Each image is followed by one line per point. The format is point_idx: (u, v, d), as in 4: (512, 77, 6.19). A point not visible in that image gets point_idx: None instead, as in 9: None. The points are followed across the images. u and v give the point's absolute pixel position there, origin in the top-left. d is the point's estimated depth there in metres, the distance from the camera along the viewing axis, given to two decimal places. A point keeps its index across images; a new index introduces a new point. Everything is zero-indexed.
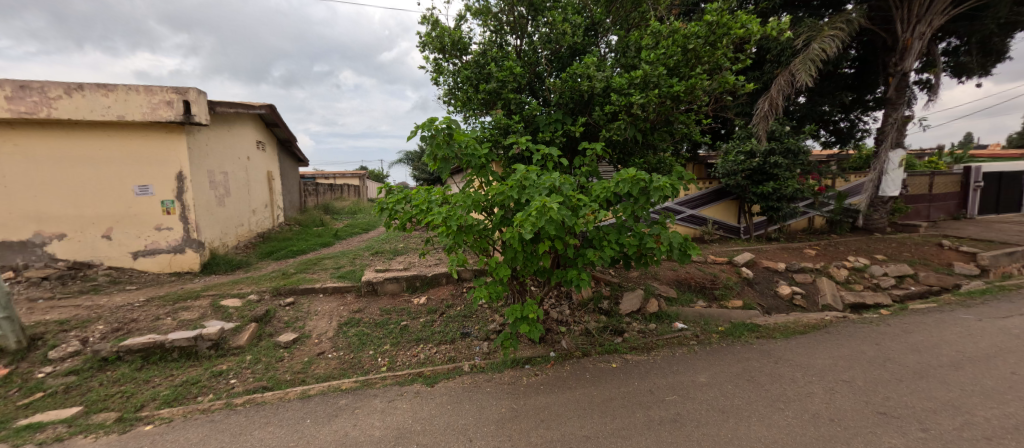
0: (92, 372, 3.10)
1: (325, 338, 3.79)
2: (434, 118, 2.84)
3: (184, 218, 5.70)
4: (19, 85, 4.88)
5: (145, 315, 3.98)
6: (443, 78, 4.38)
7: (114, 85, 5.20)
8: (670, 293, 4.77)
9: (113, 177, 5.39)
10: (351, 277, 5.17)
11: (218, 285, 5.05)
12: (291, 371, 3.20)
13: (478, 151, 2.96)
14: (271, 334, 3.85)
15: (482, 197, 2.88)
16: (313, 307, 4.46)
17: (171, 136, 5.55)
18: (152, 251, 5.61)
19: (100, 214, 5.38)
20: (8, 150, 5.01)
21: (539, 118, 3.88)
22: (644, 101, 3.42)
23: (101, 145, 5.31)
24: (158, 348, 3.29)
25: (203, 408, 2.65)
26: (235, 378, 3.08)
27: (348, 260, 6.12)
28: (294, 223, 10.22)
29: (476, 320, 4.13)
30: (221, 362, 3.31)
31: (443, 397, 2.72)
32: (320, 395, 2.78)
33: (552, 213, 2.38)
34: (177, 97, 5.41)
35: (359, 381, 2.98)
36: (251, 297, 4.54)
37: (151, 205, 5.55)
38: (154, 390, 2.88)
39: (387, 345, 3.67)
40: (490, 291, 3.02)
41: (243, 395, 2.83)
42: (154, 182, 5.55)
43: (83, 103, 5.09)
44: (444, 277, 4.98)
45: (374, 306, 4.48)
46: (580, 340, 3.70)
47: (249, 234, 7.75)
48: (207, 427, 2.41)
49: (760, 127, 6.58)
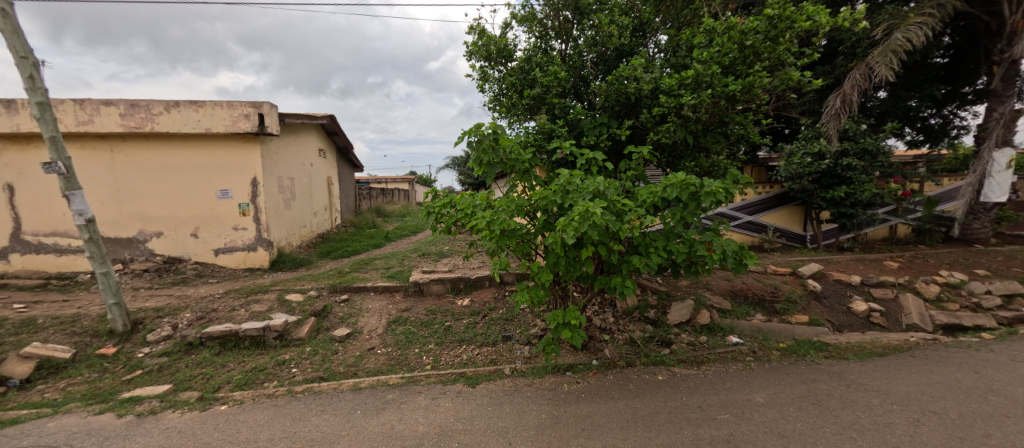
0: (180, 354, 3.54)
1: (376, 334, 4.02)
2: (479, 124, 2.92)
3: (257, 219, 6.30)
4: (130, 104, 5.71)
5: (222, 306, 4.43)
6: (488, 85, 4.49)
7: (202, 101, 5.90)
8: (723, 305, 4.47)
9: (201, 183, 6.11)
10: (400, 277, 5.42)
11: (284, 281, 5.51)
12: (345, 364, 3.43)
13: (523, 156, 3.00)
14: (327, 328, 4.13)
15: (526, 201, 2.92)
16: (365, 304, 4.73)
17: (248, 145, 6.18)
18: (230, 248, 6.26)
19: (190, 215, 6.12)
20: (122, 160, 5.88)
21: (584, 122, 3.81)
22: (695, 102, 3.26)
23: (192, 154, 6.05)
24: (233, 336, 3.68)
25: (269, 393, 2.91)
26: (296, 367, 3.36)
27: (398, 261, 6.44)
28: (350, 225, 10.90)
29: (518, 323, 4.15)
30: (285, 352, 3.63)
31: (484, 398, 2.76)
32: (370, 388, 2.94)
33: (595, 218, 2.35)
34: (253, 110, 6.02)
35: (405, 378, 3.11)
36: (311, 293, 4.91)
37: (230, 207, 6.21)
38: (229, 374, 3.22)
39: (432, 344, 3.81)
40: (532, 296, 3.02)
41: (302, 383, 3.07)
42: (233, 187, 6.20)
43: (179, 117, 5.83)
44: (487, 280, 5.06)
45: (420, 306, 4.66)
46: (625, 349, 3.58)
47: (312, 235, 8.42)
48: (272, 410, 2.64)
49: (830, 127, 5.96)
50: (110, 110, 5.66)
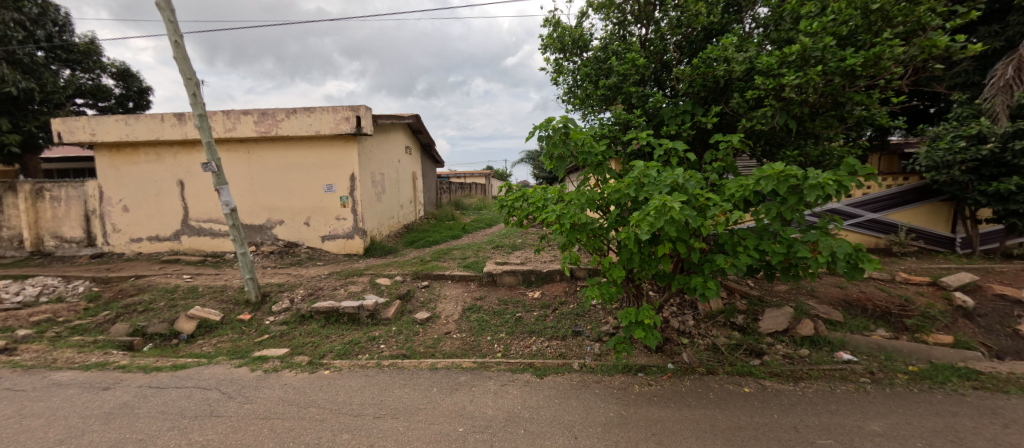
0: (296, 323, 4.19)
1: (452, 320, 4.30)
2: (551, 118, 2.91)
3: (354, 210, 7.12)
4: (261, 113, 6.84)
5: (327, 285, 5.13)
6: (563, 78, 4.44)
7: (313, 108, 6.82)
8: (831, 315, 3.87)
9: (312, 179, 7.09)
10: (475, 267, 5.70)
11: (375, 266, 6.15)
12: (424, 345, 3.74)
13: (595, 148, 2.92)
14: (410, 311, 4.53)
15: (598, 195, 2.85)
16: (442, 291, 5.08)
17: (347, 145, 6.98)
18: (333, 235, 7.18)
19: (304, 206, 7.15)
20: (255, 160, 7.09)
21: (664, 111, 3.57)
22: (801, 81, 2.83)
23: (305, 154, 7.04)
24: (335, 312, 4.24)
25: (362, 363, 3.30)
26: (384, 344, 3.76)
27: (473, 252, 6.77)
28: (431, 217, 11.72)
29: (588, 319, 4.09)
30: (376, 329, 4.08)
31: (551, 390, 2.79)
32: (445, 369, 3.17)
33: (672, 213, 2.21)
34: (352, 114, 6.78)
35: (477, 362, 3.28)
36: (397, 278, 5.42)
37: (334, 200, 7.11)
38: (331, 344, 3.73)
39: (503, 333, 3.95)
40: (603, 292, 2.95)
41: (388, 359, 3.43)
42: (336, 182, 7.08)
43: (296, 122, 6.82)
44: (558, 274, 5.06)
45: (492, 296, 4.86)
46: (706, 356, 3.31)
47: (399, 226, 9.25)
48: (364, 379, 3.00)
49: (998, 101, 4.74)
50: (247, 118, 6.84)
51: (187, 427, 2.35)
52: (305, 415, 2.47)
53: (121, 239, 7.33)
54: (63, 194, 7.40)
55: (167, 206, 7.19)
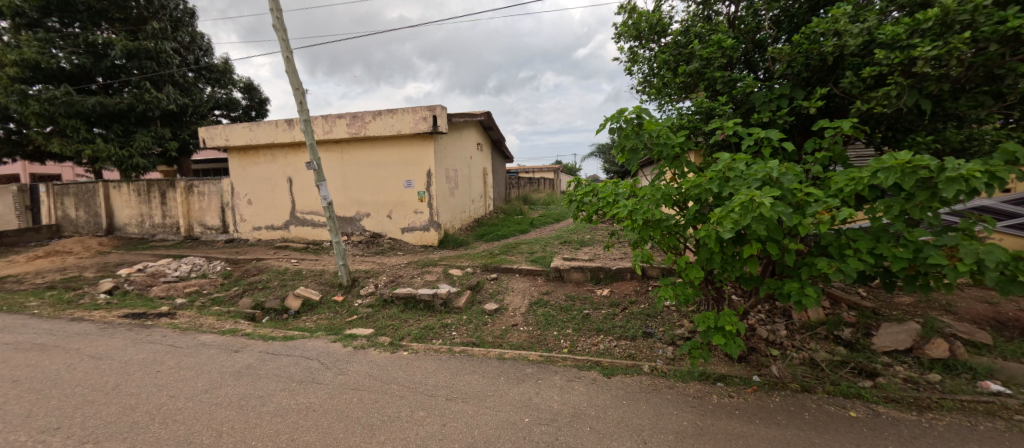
0: (380, 307, 4.64)
1: (519, 312, 4.39)
2: (624, 109, 2.79)
3: (430, 204, 7.60)
4: (353, 116, 7.62)
5: (406, 274, 5.57)
6: (637, 67, 4.22)
7: (396, 109, 7.40)
8: (976, 336, 3.17)
9: (394, 175, 7.72)
10: (542, 262, 5.73)
11: (448, 258, 6.52)
12: (493, 335, 3.89)
13: (672, 140, 2.74)
14: (480, 301, 4.73)
15: (674, 190, 2.69)
16: (510, 284, 5.21)
17: (425, 143, 7.45)
18: (412, 228, 7.75)
19: (387, 200, 7.83)
20: (347, 158, 7.93)
21: (755, 96, 3.21)
22: (940, 52, 2.34)
23: (388, 152, 7.68)
24: (413, 298, 4.60)
25: (436, 348, 3.55)
26: (455, 331, 3.98)
27: (541, 247, 6.81)
28: (501, 212, 12.03)
29: (661, 321, 3.89)
30: (448, 316, 4.34)
31: (619, 390, 2.71)
32: (513, 359, 3.26)
33: (762, 210, 1.99)
34: (429, 113, 7.22)
35: (543, 356, 3.32)
36: (468, 269, 5.69)
37: (413, 194, 7.67)
38: (410, 328, 4.06)
39: (569, 329, 3.93)
40: (678, 293, 2.78)
41: (459, 345, 3.63)
42: (414, 178, 7.62)
43: (381, 124, 7.47)
44: (629, 272, 4.88)
45: (559, 291, 4.84)
46: (801, 371, 2.94)
47: (470, 220, 9.66)
48: (437, 362, 3.22)
49: None
50: (341, 122, 7.67)
51: (295, 390, 2.75)
52: (388, 390, 2.74)
53: (246, 228, 8.75)
54: (207, 190, 9.04)
55: (280, 200, 8.40)
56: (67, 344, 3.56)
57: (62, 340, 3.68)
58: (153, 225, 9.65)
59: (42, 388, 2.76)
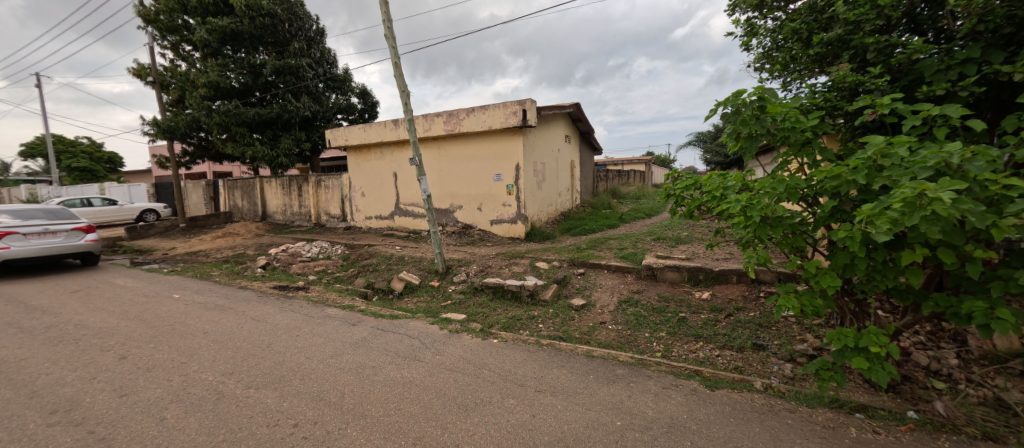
0: (470, 294, 4.90)
1: (607, 310, 4.23)
2: (742, 90, 2.45)
3: (518, 197, 7.76)
4: (449, 114, 8.12)
5: (494, 264, 5.77)
6: (756, 38, 3.74)
7: (487, 105, 7.67)
8: None
9: (485, 169, 8.05)
10: (633, 259, 5.44)
11: (535, 250, 6.60)
12: (580, 331, 3.82)
13: (804, 123, 2.32)
14: (566, 296, 4.69)
15: (804, 182, 2.28)
16: (598, 280, 5.06)
17: (514, 137, 7.61)
18: (500, 220, 8.02)
19: (478, 193, 8.21)
20: (443, 153, 8.51)
21: (924, 63, 2.55)
22: None
23: (480, 147, 8.03)
24: (502, 288, 4.76)
25: (523, 338, 3.62)
26: (542, 324, 4.01)
27: (631, 243, 6.48)
28: (587, 205, 11.74)
29: (776, 333, 3.39)
30: (535, 308, 4.39)
31: (726, 406, 2.42)
32: (602, 358, 3.15)
33: (937, 207, 1.56)
34: (519, 108, 7.33)
35: (635, 358, 3.14)
36: (555, 263, 5.67)
37: (502, 187, 7.91)
38: (498, 316, 4.20)
39: (663, 332, 3.66)
40: (804, 304, 2.36)
41: (546, 338, 3.64)
42: (503, 171, 7.85)
43: (474, 120, 7.82)
44: (736, 275, 4.36)
45: (652, 291, 4.54)
46: (983, 412, 2.29)
47: (556, 213, 9.61)
48: (526, 353, 3.28)
49: None
50: (439, 120, 8.24)
51: (400, 364, 3.06)
52: (480, 375, 2.88)
53: (360, 217, 10.01)
54: (330, 184, 10.56)
55: (386, 192, 9.41)
56: (237, 307, 4.50)
57: (234, 303, 4.66)
58: (292, 213, 11.63)
59: (223, 339, 3.53)
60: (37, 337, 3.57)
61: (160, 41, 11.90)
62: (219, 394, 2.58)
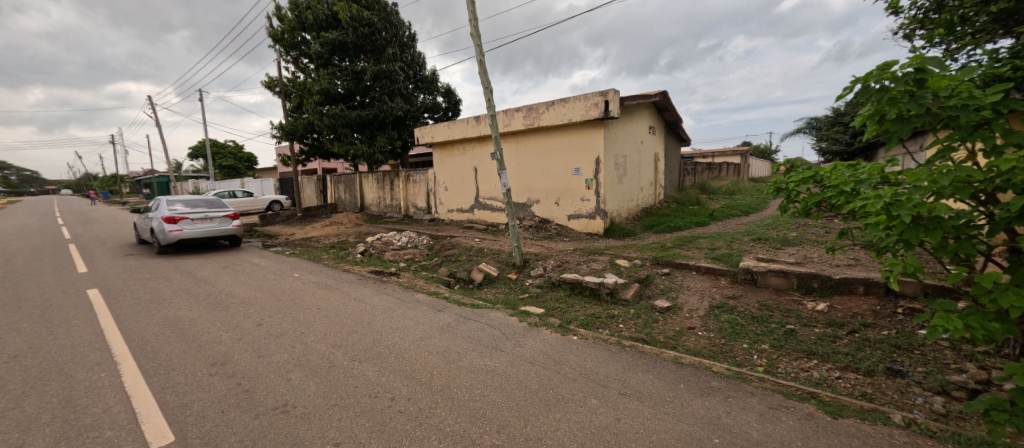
0: (547, 289, 4.90)
1: (697, 315, 3.90)
2: (892, 62, 2.03)
3: (597, 192, 7.53)
4: (528, 108, 8.17)
5: (572, 260, 5.68)
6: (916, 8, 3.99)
7: (567, 98, 7.55)
8: None
9: (563, 163, 7.96)
10: (728, 260, 4.93)
11: (614, 247, 6.34)
12: (665, 335, 3.57)
13: (986, 99, 1.81)
14: (649, 296, 4.43)
15: (980, 173, 1.79)
16: (686, 281, 4.69)
17: (595, 130, 7.39)
18: (578, 215, 7.87)
19: (555, 187, 8.16)
20: (521, 148, 8.61)
21: None
22: None
23: (558, 141, 7.96)
24: (579, 284, 4.67)
25: (603, 338, 3.50)
26: (623, 324, 3.84)
27: (725, 243, 5.87)
28: (671, 201, 10.95)
29: (923, 358, 2.78)
30: (615, 307, 4.23)
31: (853, 439, 2.05)
32: (692, 367, 2.90)
33: None
34: (601, 99, 7.07)
35: (732, 371, 2.83)
36: (636, 261, 5.39)
37: (580, 182, 7.75)
38: (576, 313, 4.13)
39: (765, 344, 3.25)
40: (970, 327, 1.84)
41: (627, 339, 3.48)
42: (582, 165, 7.68)
43: (553, 113, 7.76)
44: (864, 285, 3.68)
45: (751, 297, 4.06)
46: None
47: (638, 209, 9.13)
48: (607, 353, 3.16)
49: None
50: (518, 115, 8.34)
51: (483, 352, 3.18)
52: (561, 371, 2.85)
53: (442, 210, 10.64)
54: (417, 179, 11.40)
55: (467, 187, 9.85)
56: (343, 287, 5.10)
57: (340, 284, 5.29)
58: (384, 206, 12.82)
59: (332, 315, 4.03)
60: (202, 302, 4.45)
61: (285, 56, 13.92)
62: (331, 364, 2.93)
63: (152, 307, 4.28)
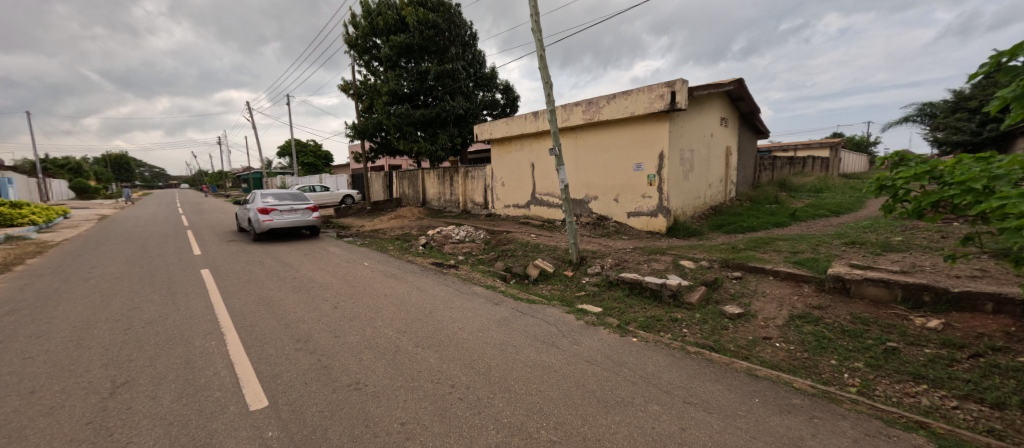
0: (605, 288, 4.77)
1: (773, 324, 3.55)
2: None
3: (660, 189, 7.15)
4: (588, 103, 7.99)
5: (632, 258, 5.46)
6: None
7: (630, 90, 7.25)
8: None
9: (623, 158, 7.68)
10: (813, 266, 4.42)
11: (678, 247, 5.99)
12: (736, 344, 3.30)
13: None
14: (717, 301, 4.12)
15: None
16: (760, 287, 4.29)
17: (659, 123, 7.01)
18: (638, 212, 7.56)
19: (614, 184, 7.91)
20: (580, 143, 8.46)
21: None
22: None
23: (619, 135, 7.69)
24: (639, 285, 4.50)
25: (665, 342, 3.32)
26: (687, 329, 3.61)
27: (809, 246, 5.26)
28: (744, 199, 10.06)
29: None
30: (678, 310, 4.00)
31: None
32: (768, 380, 2.65)
33: None
34: (667, 90, 6.68)
35: (818, 389, 2.53)
36: (703, 263, 5.03)
37: (642, 178, 7.42)
38: (635, 314, 3.97)
39: (859, 362, 2.85)
40: None
41: (693, 345, 3.26)
42: (645, 161, 7.35)
43: (614, 107, 7.50)
44: (995, 303, 3.06)
45: (842, 309, 3.59)
46: None
47: (705, 207, 8.52)
48: (671, 358, 3.00)
49: None
50: (577, 109, 8.20)
51: (539, 347, 3.18)
52: (620, 372, 2.76)
53: (499, 205, 10.83)
54: (475, 175, 11.71)
55: (524, 183, 9.91)
56: (407, 277, 5.42)
57: (404, 274, 5.61)
58: (443, 200, 13.37)
59: (398, 303, 4.29)
60: (288, 285, 5.00)
61: (358, 60, 15.00)
62: (397, 348, 3.13)
63: (249, 287, 4.90)
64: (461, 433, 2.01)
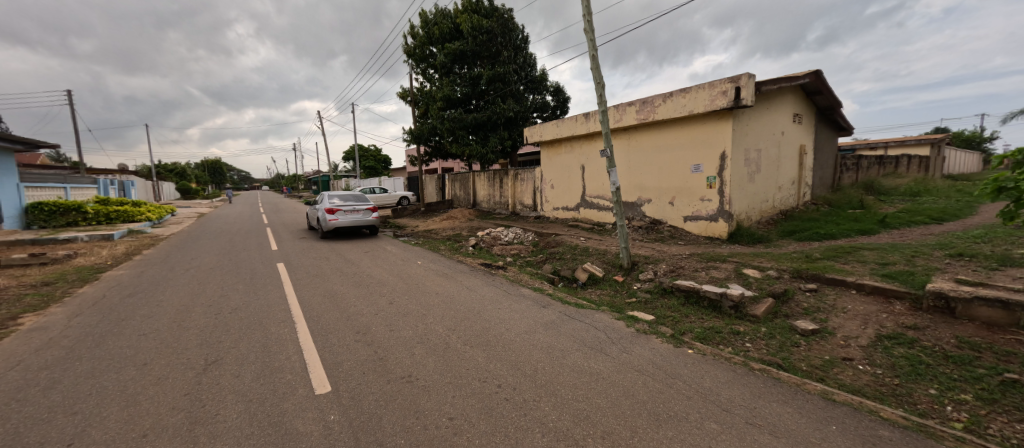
0: (658, 295, 4.56)
1: (856, 344, 3.16)
2: None
3: (721, 192, 6.69)
4: (643, 102, 7.71)
5: (688, 265, 5.16)
6: None
7: (689, 88, 6.87)
8: None
9: (680, 160, 7.30)
10: (907, 280, 3.87)
11: (741, 255, 5.55)
12: (808, 363, 2.98)
13: None
14: (787, 315, 3.76)
15: None
16: (840, 302, 3.84)
17: (721, 121, 6.58)
18: (696, 216, 7.13)
19: (670, 186, 7.54)
20: (633, 144, 8.18)
21: None
22: None
23: (676, 135, 7.33)
24: (696, 293, 4.25)
25: (725, 356, 3.09)
26: (750, 343, 3.34)
27: (903, 257, 4.61)
28: (821, 204, 9.07)
29: None
30: (740, 323, 3.71)
31: None
32: (847, 407, 2.36)
33: None
34: (730, 86, 6.24)
35: (912, 421, 2.20)
36: (770, 272, 4.63)
37: (701, 180, 7.00)
38: (691, 324, 3.75)
39: (967, 394, 2.43)
40: None
41: (757, 361, 3.00)
42: (704, 162, 6.92)
43: (671, 105, 7.16)
44: None
45: (945, 331, 3.10)
46: None
47: (773, 212, 7.81)
48: (731, 374, 2.79)
49: None
50: (631, 109, 7.94)
51: (587, 353, 3.12)
52: (673, 385, 2.62)
53: (548, 208, 10.79)
54: (525, 177, 11.79)
55: (574, 185, 9.78)
56: (457, 277, 5.59)
57: (455, 273, 5.81)
58: (493, 202, 13.63)
59: (448, 301, 4.45)
60: (350, 280, 5.38)
61: (415, 69, 15.79)
62: (447, 345, 3.24)
63: (317, 281, 5.36)
64: (507, 434, 2.03)
